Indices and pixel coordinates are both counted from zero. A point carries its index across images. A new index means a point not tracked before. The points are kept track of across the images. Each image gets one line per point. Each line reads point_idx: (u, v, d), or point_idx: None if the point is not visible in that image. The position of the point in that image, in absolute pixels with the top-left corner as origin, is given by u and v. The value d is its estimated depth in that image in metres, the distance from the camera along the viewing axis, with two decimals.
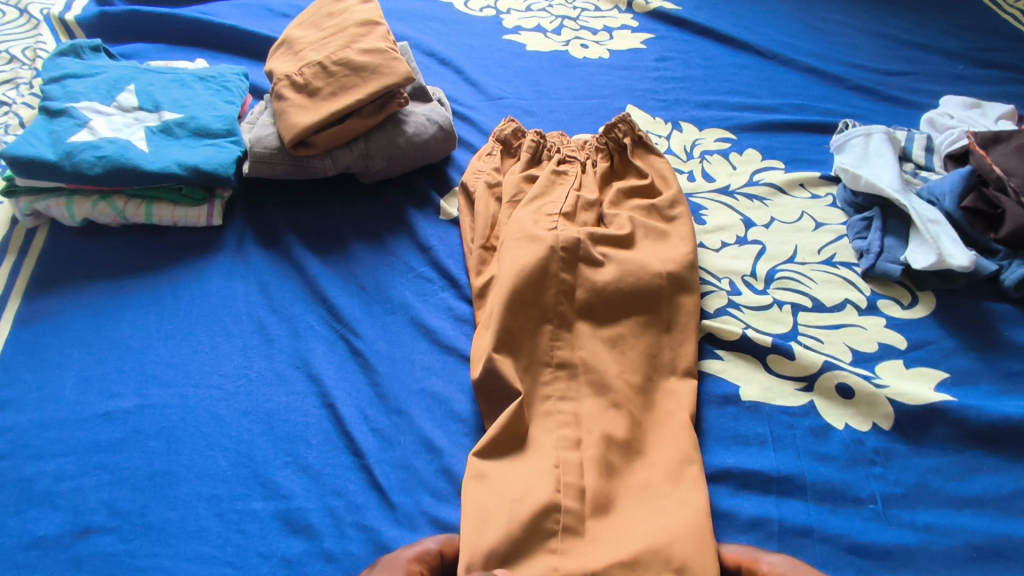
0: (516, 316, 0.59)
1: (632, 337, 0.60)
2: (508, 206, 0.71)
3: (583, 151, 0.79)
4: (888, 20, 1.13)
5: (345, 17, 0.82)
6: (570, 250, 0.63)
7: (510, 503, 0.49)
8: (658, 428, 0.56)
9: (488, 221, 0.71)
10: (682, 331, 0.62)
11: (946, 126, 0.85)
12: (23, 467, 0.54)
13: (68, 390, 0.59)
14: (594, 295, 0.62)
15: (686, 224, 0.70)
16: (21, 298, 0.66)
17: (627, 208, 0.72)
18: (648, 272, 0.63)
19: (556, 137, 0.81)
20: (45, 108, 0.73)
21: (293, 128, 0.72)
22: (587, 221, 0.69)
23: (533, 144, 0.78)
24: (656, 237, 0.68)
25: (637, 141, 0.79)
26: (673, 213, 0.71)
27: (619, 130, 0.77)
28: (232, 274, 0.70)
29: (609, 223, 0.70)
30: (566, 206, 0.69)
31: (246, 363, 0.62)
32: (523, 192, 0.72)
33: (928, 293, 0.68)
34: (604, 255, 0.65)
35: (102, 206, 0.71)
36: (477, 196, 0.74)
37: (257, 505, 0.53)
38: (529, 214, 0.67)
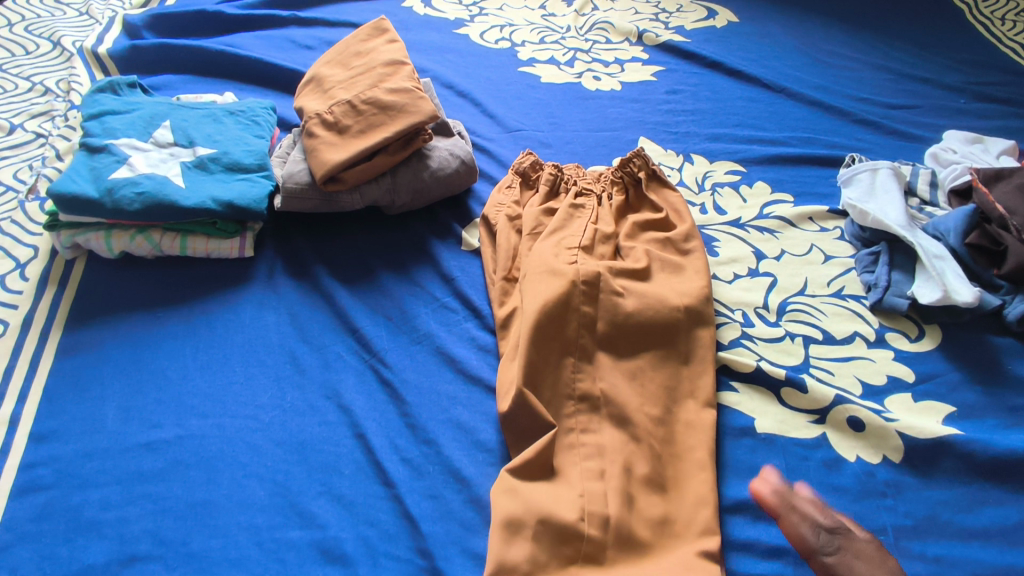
0: (540, 349, 0.61)
1: (651, 370, 0.63)
2: (528, 238, 0.74)
3: (599, 183, 0.81)
4: (892, 54, 1.17)
5: (372, 57, 0.86)
6: (590, 283, 0.66)
7: (535, 522, 0.52)
8: (676, 463, 0.58)
9: (509, 253, 0.74)
10: (700, 363, 0.64)
11: (949, 161, 0.88)
12: (70, 496, 0.56)
13: (110, 421, 0.61)
14: (613, 329, 0.64)
15: (700, 258, 0.72)
16: (62, 330, 0.69)
17: (642, 240, 0.75)
18: (665, 306, 0.66)
19: (572, 170, 0.83)
20: (86, 144, 0.76)
21: (324, 165, 0.75)
22: (605, 254, 0.72)
23: (551, 178, 0.81)
24: (672, 270, 0.71)
25: (651, 175, 0.81)
26: (687, 246, 0.73)
27: (634, 164, 0.80)
28: (263, 305, 0.72)
29: (626, 255, 0.72)
30: (584, 239, 0.72)
31: (279, 394, 0.64)
32: (543, 225, 0.75)
33: (934, 327, 0.71)
34: (623, 288, 0.67)
35: (140, 239, 0.74)
36: (498, 229, 0.77)
37: (294, 535, 0.55)
38: (550, 247, 0.70)
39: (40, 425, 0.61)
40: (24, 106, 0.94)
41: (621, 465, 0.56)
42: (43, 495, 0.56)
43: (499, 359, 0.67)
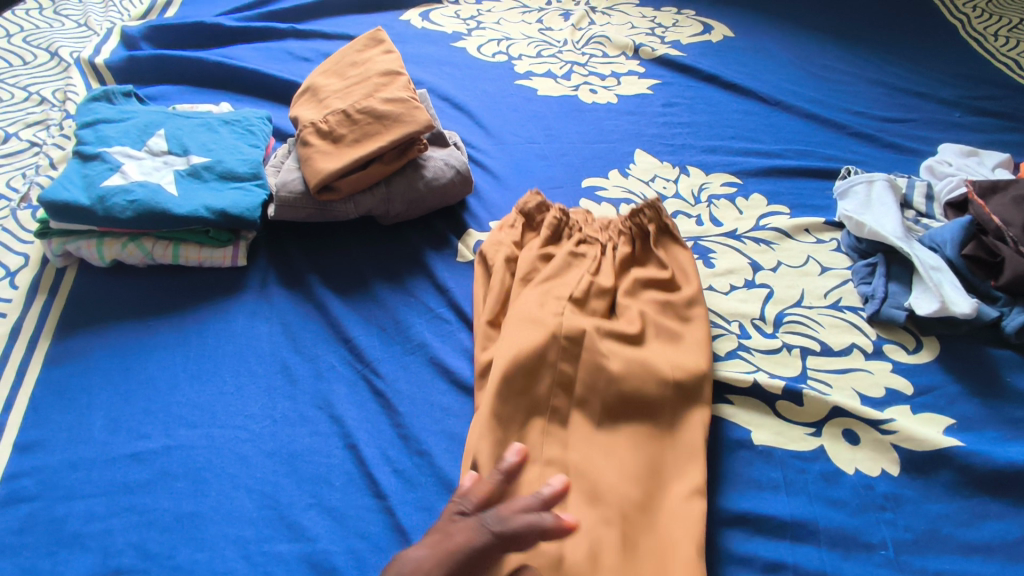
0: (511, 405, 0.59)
1: (634, 445, 0.57)
2: (519, 283, 0.69)
3: (606, 231, 0.75)
4: (886, 69, 1.18)
5: (368, 67, 0.86)
6: (572, 339, 0.62)
7: None
8: (652, 550, 0.52)
9: (500, 296, 0.69)
10: (689, 446, 0.58)
11: (944, 174, 0.88)
12: (54, 507, 0.55)
13: (97, 431, 0.60)
14: (593, 393, 0.60)
15: (702, 330, 0.66)
16: (52, 339, 0.68)
17: (643, 300, 0.68)
18: (654, 379, 0.60)
19: (579, 215, 0.77)
20: (79, 152, 0.76)
21: (318, 173, 0.75)
22: (598, 309, 0.66)
23: (555, 221, 0.74)
24: (668, 338, 0.64)
25: (663, 229, 0.74)
26: (689, 313, 0.67)
27: (645, 215, 0.73)
28: (256, 313, 0.72)
29: (620, 315, 0.66)
30: (577, 293, 0.66)
31: (270, 404, 0.63)
32: (537, 271, 0.70)
33: (932, 339, 0.70)
34: (609, 349, 0.62)
35: (131, 247, 0.73)
36: (493, 269, 0.71)
37: (283, 548, 0.54)
38: (536, 297, 0.66)
39: (25, 435, 0.60)
40: (20, 116, 0.94)
41: (577, 558, 0.50)
42: (26, 506, 0.55)
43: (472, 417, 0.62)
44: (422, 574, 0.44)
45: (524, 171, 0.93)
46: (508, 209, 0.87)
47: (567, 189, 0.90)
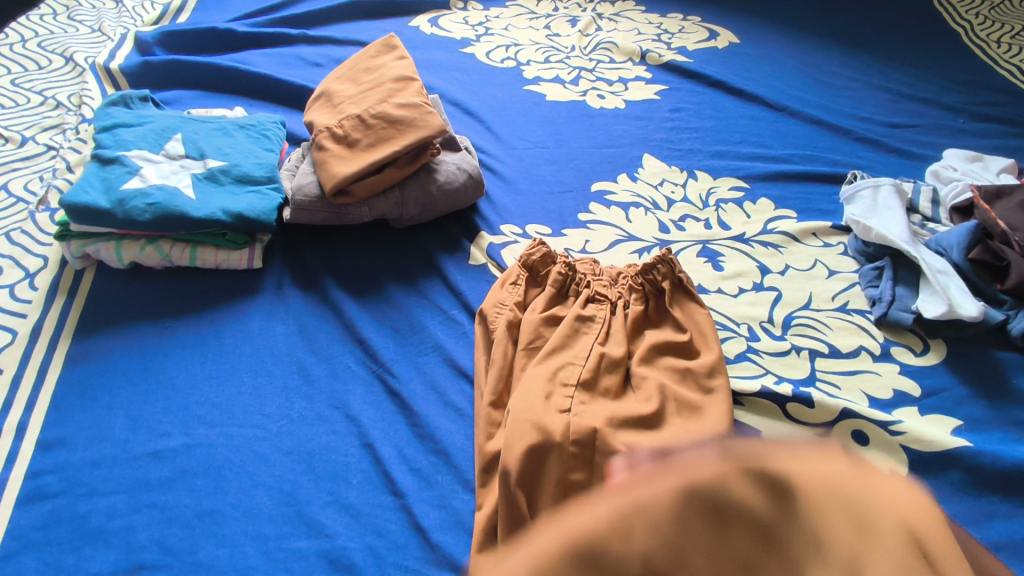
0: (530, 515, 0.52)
1: None
2: (524, 354, 0.63)
3: (616, 286, 0.69)
4: (891, 75, 1.19)
5: (382, 73, 0.87)
6: (582, 443, 0.55)
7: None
8: None
9: (503, 371, 0.63)
10: None
11: (950, 178, 0.89)
12: (77, 504, 0.56)
13: (118, 430, 0.61)
14: None
15: (725, 401, 0.60)
16: (72, 339, 0.69)
17: (658, 368, 0.62)
18: None
19: (587, 266, 0.72)
20: (98, 156, 0.77)
21: (334, 177, 0.76)
22: (611, 387, 0.60)
23: (561, 277, 0.68)
24: (689, 414, 0.58)
25: (677, 283, 0.69)
26: (711, 383, 0.61)
27: (658, 271, 0.68)
28: (272, 314, 0.73)
29: (634, 391, 0.60)
30: (587, 368, 0.60)
31: (288, 404, 0.64)
32: (543, 338, 0.64)
33: (939, 341, 0.71)
34: (627, 441, 0.55)
35: (149, 250, 0.74)
36: (495, 337, 0.65)
37: (302, 545, 0.54)
38: (542, 380, 0.59)
39: (47, 433, 0.61)
40: (36, 120, 0.95)
41: None
42: (50, 503, 0.56)
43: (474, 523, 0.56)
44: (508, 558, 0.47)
45: (535, 175, 0.94)
46: (519, 212, 0.88)
47: (577, 193, 0.92)
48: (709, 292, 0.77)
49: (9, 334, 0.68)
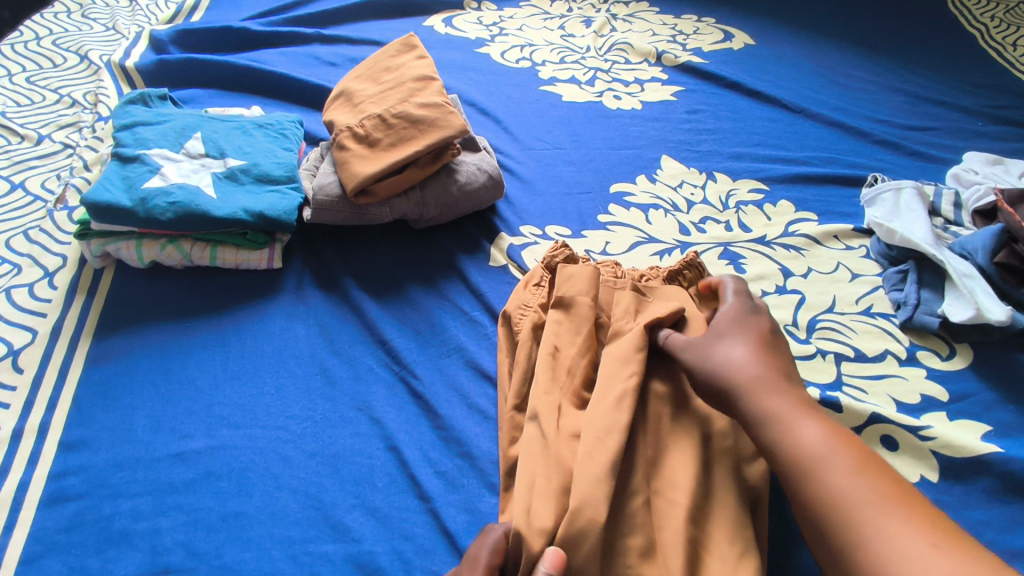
0: (581, 495, 0.47)
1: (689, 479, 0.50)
2: None
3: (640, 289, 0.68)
4: (908, 77, 1.18)
5: (402, 72, 0.87)
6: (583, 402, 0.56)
7: (528, 488, 0.50)
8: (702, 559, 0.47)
9: (527, 372, 0.61)
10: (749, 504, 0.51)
11: (971, 182, 0.88)
12: (101, 506, 0.55)
13: (140, 431, 0.61)
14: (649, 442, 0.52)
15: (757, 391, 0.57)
16: (91, 339, 0.68)
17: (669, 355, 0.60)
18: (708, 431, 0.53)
19: (610, 266, 0.70)
20: (118, 154, 0.77)
21: (355, 177, 0.76)
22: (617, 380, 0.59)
23: None
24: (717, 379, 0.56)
25: None
26: None
27: (684, 276, 0.68)
28: (293, 315, 0.72)
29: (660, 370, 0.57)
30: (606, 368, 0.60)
31: (311, 405, 0.64)
32: None
33: (965, 346, 0.71)
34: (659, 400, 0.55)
35: (170, 249, 0.74)
36: (519, 339, 0.63)
37: (328, 548, 0.54)
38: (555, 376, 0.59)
39: (69, 434, 0.60)
40: (52, 118, 0.95)
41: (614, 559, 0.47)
42: (73, 505, 0.56)
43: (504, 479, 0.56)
44: (539, 468, 0.51)
45: (553, 176, 0.94)
46: (538, 213, 0.87)
47: (595, 194, 0.91)
48: None
49: (29, 333, 0.68)
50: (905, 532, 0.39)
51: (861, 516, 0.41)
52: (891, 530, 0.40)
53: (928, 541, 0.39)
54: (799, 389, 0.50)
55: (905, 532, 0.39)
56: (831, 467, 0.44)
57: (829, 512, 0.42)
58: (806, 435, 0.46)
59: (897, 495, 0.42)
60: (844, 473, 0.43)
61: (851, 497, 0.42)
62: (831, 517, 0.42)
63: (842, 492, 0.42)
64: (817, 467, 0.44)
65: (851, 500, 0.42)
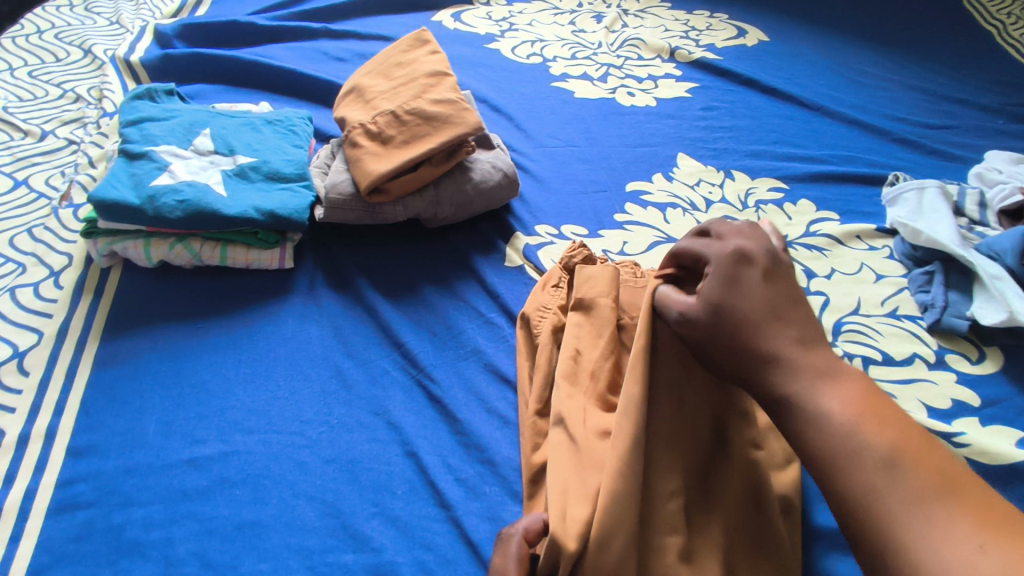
0: (621, 493, 0.44)
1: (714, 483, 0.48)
2: None
3: None
4: (925, 74, 1.16)
5: (415, 67, 0.85)
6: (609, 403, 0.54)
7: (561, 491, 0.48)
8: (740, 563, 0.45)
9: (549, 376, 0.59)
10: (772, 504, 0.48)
11: (995, 181, 0.87)
12: (111, 515, 0.54)
13: (151, 436, 0.59)
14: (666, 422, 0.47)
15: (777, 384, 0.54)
16: (99, 341, 0.66)
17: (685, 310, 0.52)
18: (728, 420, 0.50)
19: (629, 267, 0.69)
20: (125, 150, 0.75)
21: (368, 175, 0.74)
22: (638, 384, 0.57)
23: None
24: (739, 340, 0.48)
25: None
26: None
27: None
28: (305, 316, 0.70)
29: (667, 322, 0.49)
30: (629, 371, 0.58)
31: (327, 409, 0.62)
32: None
33: (995, 349, 0.69)
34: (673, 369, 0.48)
35: (179, 248, 0.72)
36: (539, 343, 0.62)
37: (347, 559, 0.52)
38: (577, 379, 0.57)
39: (77, 439, 0.58)
40: (56, 113, 0.93)
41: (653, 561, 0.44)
42: (82, 513, 0.54)
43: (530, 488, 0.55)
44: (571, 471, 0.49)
45: (567, 174, 0.92)
46: (553, 212, 0.85)
47: (611, 192, 0.89)
48: None
49: (34, 334, 0.66)
50: (958, 532, 0.33)
51: (906, 514, 0.35)
52: (938, 532, 0.33)
53: (989, 541, 0.32)
54: (824, 355, 0.42)
55: (950, 531, 0.33)
56: (862, 456, 0.37)
57: (869, 512, 0.35)
58: (836, 418, 0.39)
59: (946, 485, 0.35)
60: (891, 462, 0.37)
61: (893, 494, 0.35)
62: (866, 516, 0.35)
63: (877, 489, 0.36)
64: (847, 457, 0.37)
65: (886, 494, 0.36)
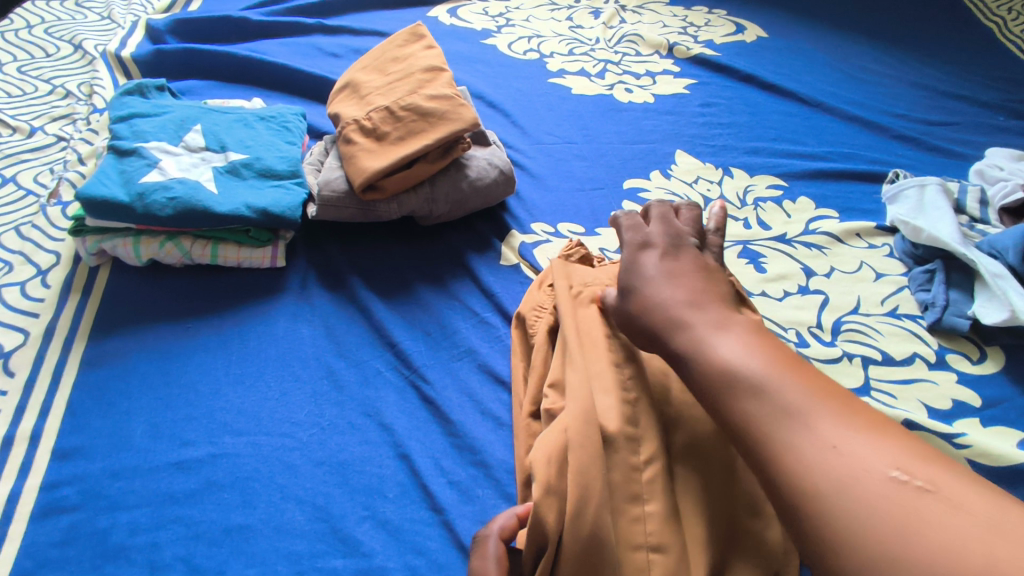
0: (592, 487, 0.44)
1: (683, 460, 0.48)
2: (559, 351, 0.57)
3: None
4: (925, 71, 1.15)
5: (410, 63, 0.84)
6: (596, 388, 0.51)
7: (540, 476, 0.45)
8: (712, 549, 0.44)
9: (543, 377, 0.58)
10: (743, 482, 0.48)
11: (996, 178, 0.86)
12: (97, 519, 0.53)
13: (138, 437, 0.58)
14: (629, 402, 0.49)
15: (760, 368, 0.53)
16: (86, 341, 0.65)
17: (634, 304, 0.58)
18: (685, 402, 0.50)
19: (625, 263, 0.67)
20: (114, 147, 0.73)
21: (362, 172, 0.72)
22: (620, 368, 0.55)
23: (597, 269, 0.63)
24: None
25: None
26: None
27: None
28: (297, 316, 0.69)
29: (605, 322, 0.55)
30: None
31: (318, 411, 0.61)
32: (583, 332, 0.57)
33: (996, 349, 0.68)
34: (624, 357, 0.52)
35: (169, 246, 0.71)
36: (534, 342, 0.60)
37: (337, 563, 0.51)
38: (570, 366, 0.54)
39: (63, 441, 0.57)
40: (45, 109, 0.91)
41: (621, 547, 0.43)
42: (67, 517, 0.53)
43: (520, 489, 0.54)
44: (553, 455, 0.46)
45: (564, 171, 0.91)
46: (550, 210, 0.84)
47: (609, 190, 0.88)
48: (753, 295, 0.74)
49: (21, 334, 0.65)
50: (840, 440, 0.35)
51: (794, 435, 0.36)
52: (809, 442, 0.36)
53: (868, 444, 0.35)
54: (716, 309, 0.46)
55: (821, 439, 0.36)
56: (756, 386, 0.39)
57: (764, 445, 0.37)
58: (723, 361, 0.41)
59: (830, 401, 0.38)
60: (778, 393, 0.38)
61: (783, 420, 0.37)
62: (752, 441, 0.38)
63: (754, 415, 0.38)
64: (733, 394, 0.40)
65: (763, 416, 0.38)
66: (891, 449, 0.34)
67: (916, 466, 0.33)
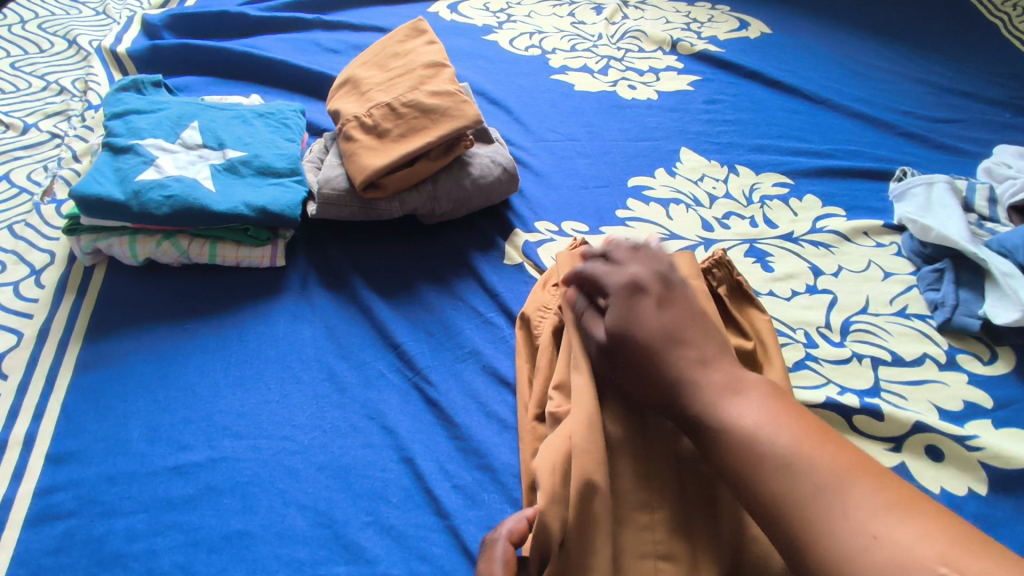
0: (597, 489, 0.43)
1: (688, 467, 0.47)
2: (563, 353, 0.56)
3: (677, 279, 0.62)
4: (931, 67, 1.14)
5: (411, 58, 0.82)
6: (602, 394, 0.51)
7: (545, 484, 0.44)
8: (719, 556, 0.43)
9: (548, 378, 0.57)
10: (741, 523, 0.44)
11: (1004, 176, 0.85)
12: (93, 526, 0.51)
13: (136, 442, 0.56)
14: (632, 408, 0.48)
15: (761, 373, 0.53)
16: (82, 342, 0.64)
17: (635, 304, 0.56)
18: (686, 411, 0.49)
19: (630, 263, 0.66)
20: (110, 144, 0.72)
21: (363, 170, 0.71)
22: None
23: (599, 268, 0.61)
24: None
25: (736, 289, 0.64)
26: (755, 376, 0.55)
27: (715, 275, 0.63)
28: (297, 316, 0.68)
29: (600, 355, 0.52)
30: None
31: (319, 414, 0.60)
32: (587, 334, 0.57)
33: (1007, 349, 0.67)
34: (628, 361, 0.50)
35: (166, 246, 0.70)
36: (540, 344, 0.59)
37: (340, 571, 0.50)
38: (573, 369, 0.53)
39: (58, 445, 0.56)
40: (39, 105, 0.90)
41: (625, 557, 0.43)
42: (62, 523, 0.51)
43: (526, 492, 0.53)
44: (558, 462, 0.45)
45: (568, 169, 0.90)
46: (553, 208, 0.83)
47: (613, 188, 0.87)
48: (761, 295, 0.73)
49: (14, 336, 0.63)
50: (881, 528, 0.35)
51: (831, 519, 0.36)
52: (848, 527, 0.35)
53: (899, 523, 0.34)
54: (725, 370, 0.44)
55: (859, 524, 0.35)
56: (783, 463, 0.39)
57: (803, 527, 0.37)
58: (736, 428, 0.41)
59: (861, 477, 0.37)
60: (805, 469, 0.38)
61: (815, 500, 0.37)
62: (786, 523, 0.37)
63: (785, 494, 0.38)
64: (761, 466, 0.39)
65: (797, 496, 0.37)
66: (934, 539, 0.34)
67: (965, 562, 0.32)
